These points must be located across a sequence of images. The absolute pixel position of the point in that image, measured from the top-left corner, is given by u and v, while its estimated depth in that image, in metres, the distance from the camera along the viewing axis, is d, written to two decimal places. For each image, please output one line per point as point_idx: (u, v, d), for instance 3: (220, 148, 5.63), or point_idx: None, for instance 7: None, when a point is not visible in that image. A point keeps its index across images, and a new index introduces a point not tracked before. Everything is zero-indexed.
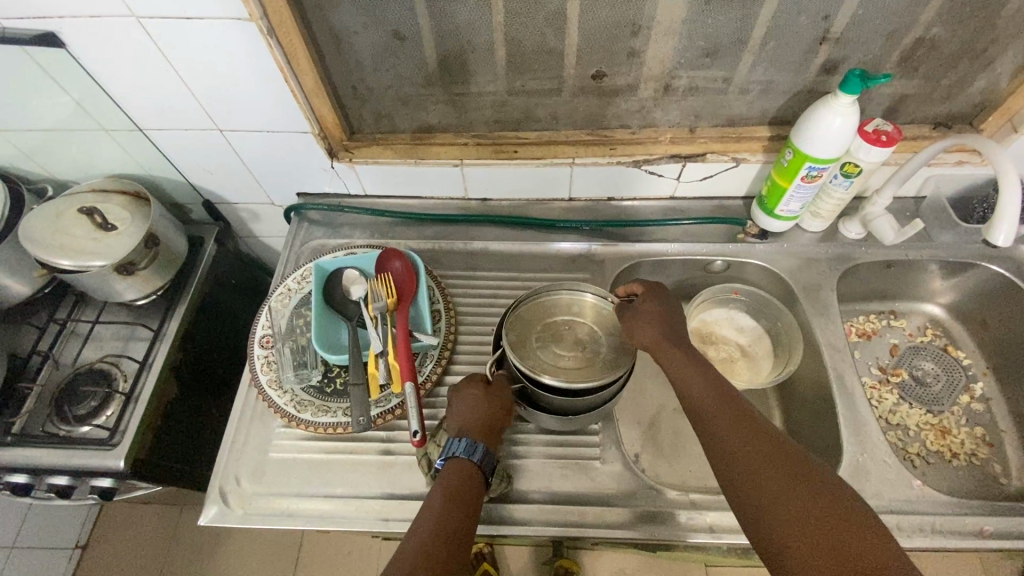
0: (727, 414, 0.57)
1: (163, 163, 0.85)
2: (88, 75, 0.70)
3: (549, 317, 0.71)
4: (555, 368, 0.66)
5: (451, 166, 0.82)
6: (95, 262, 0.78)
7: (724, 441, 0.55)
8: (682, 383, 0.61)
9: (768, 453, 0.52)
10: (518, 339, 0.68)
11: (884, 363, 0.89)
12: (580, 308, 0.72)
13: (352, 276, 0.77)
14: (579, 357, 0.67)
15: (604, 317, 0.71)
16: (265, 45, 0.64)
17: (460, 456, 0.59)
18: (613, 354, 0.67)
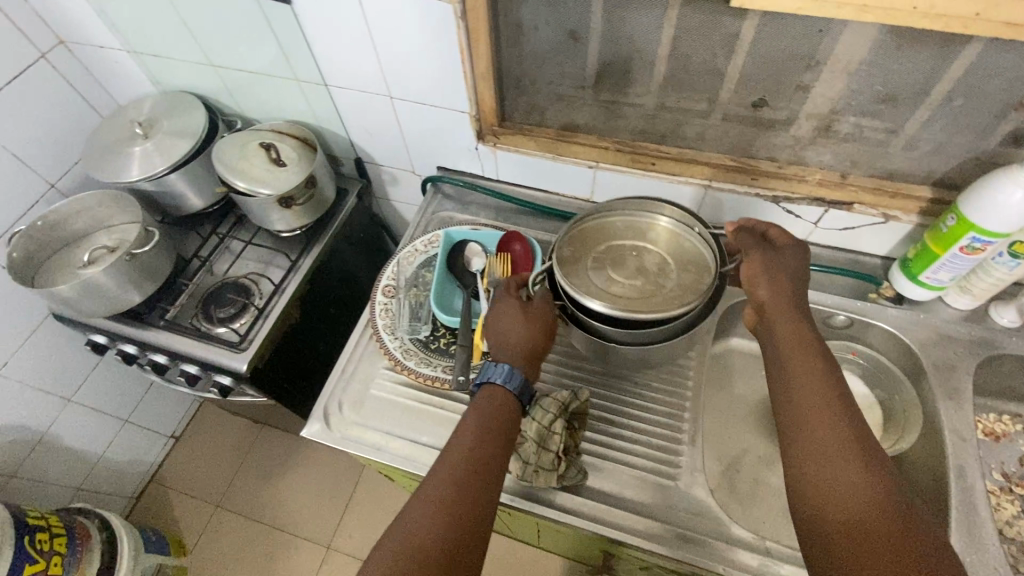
0: (823, 407, 0.52)
1: (334, 116, 0.96)
2: (300, 30, 0.80)
3: (616, 239, 0.71)
4: (604, 292, 0.65)
5: (586, 167, 0.85)
6: (264, 190, 0.90)
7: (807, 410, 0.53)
8: (788, 356, 0.57)
9: (847, 463, 0.49)
10: (572, 257, 0.68)
11: (1009, 470, 0.80)
12: (654, 236, 0.71)
13: (474, 250, 0.82)
14: (636, 285, 0.66)
15: (678, 249, 0.69)
16: (456, 26, 0.71)
17: (493, 380, 0.62)
18: (677, 289, 0.65)
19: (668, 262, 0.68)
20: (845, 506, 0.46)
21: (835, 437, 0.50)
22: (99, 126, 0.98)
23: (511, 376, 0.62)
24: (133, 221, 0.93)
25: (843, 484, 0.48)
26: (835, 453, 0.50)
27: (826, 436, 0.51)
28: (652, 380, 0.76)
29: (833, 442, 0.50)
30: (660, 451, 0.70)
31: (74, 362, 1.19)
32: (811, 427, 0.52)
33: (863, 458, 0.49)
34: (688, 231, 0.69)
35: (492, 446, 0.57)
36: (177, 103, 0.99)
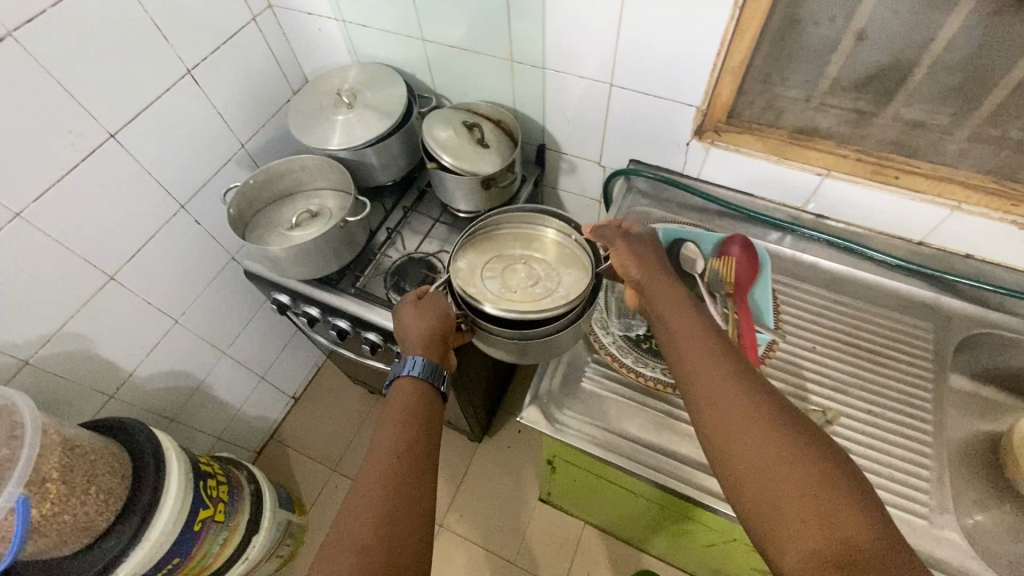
0: (728, 377, 0.54)
1: (536, 99, 0.94)
2: (541, 9, 0.79)
3: (507, 249, 0.81)
4: (498, 299, 0.74)
5: (814, 174, 0.81)
6: (468, 169, 0.89)
7: (712, 385, 0.54)
8: (680, 328, 0.60)
9: (756, 420, 0.50)
10: (468, 268, 0.78)
11: None
12: (542, 247, 0.82)
13: (691, 249, 0.78)
14: (528, 291, 0.75)
15: (563, 255, 0.80)
16: (728, 18, 0.68)
17: (403, 373, 0.68)
18: (564, 291, 0.75)
19: (553, 268, 0.79)
20: (772, 487, 0.46)
21: (738, 397, 0.52)
22: (301, 92, 1.00)
23: (415, 365, 0.69)
24: (342, 191, 0.96)
25: (753, 447, 0.49)
26: (737, 420, 0.50)
27: (737, 408, 0.51)
28: (884, 409, 0.71)
29: (733, 407, 0.51)
30: (903, 483, 0.66)
31: (233, 317, 1.23)
32: (719, 397, 0.52)
33: (776, 427, 0.49)
34: (570, 240, 0.81)
35: (415, 427, 0.63)
36: (377, 76, 1.00)
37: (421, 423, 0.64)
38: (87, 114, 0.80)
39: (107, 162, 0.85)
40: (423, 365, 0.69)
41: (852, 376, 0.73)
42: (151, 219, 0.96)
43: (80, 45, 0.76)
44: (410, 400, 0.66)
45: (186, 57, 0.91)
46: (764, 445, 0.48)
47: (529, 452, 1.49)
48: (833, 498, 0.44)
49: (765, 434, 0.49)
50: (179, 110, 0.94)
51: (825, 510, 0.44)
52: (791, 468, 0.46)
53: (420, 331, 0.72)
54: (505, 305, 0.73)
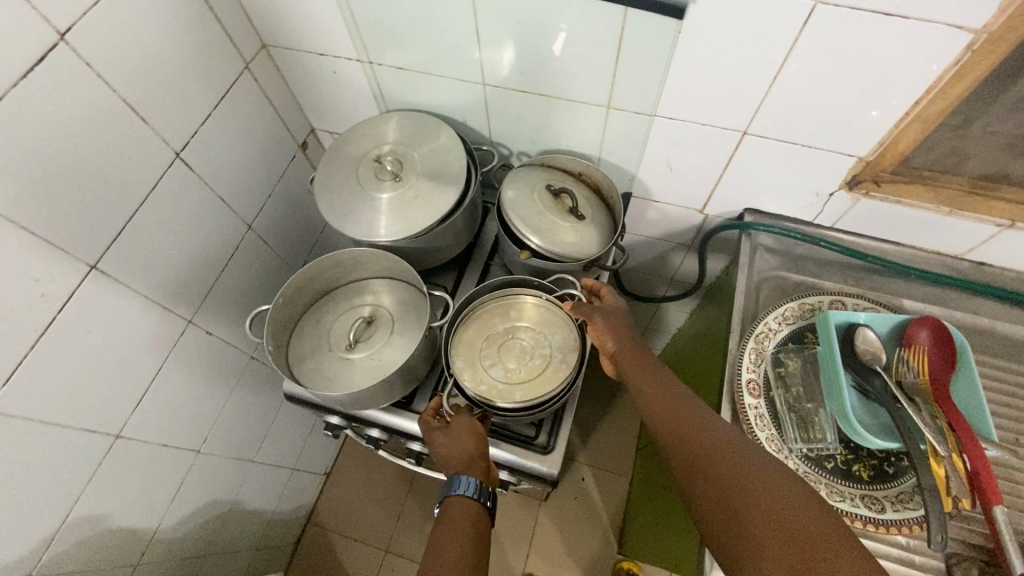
0: (687, 430, 0.51)
1: (631, 146, 0.76)
2: (667, 51, 0.60)
3: (486, 326, 0.70)
4: (505, 385, 0.65)
5: (993, 225, 0.66)
6: (565, 251, 0.70)
7: (677, 441, 0.51)
8: (643, 391, 0.58)
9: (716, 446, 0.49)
10: (459, 363, 0.66)
11: None
12: (518, 311, 0.71)
13: (870, 338, 0.65)
14: (530, 365, 0.66)
15: (542, 314, 0.70)
16: (947, 60, 0.51)
17: (446, 498, 0.60)
18: (561, 352, 0.67)
19: (536, 329, 0.69)
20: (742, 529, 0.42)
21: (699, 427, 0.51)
22: (325, 158, 0.78)
23: (466, 483, 0.60)
24: (403, 279, 0.76)
25: (712, 471, 0.47)
26: (695, 447, 0.50)
27: (701, 457, 0.49)
28: None
29: (693, 438, 0.50)
30: None
31: (258, 419, 1.03)
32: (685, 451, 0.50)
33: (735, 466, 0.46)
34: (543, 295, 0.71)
35: (467, 548, 0.54)
36: (419, 129, 0.78)
37: (471, 544, 0.55)
38: (55, 248, 0.57)
39: (93, 302, 0.63)
40: (472, 486, 0.60)
41: None
42: (154, 350, 0.74)
43: (33, 159, 0.53)
44: (459, 524, 0.57)
45: (172, 137, 0.68)
46: (726, 467, 0.47)
47: (598, 500, 1.36)
48: (794, 505, 0.42)
49: (726, 456, 0.47)
50: (173, 208, 0.71)
51: (791, 539, 0.39)
52: (748, 481, 0.44)
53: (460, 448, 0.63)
54: (517, 390, 0.64)
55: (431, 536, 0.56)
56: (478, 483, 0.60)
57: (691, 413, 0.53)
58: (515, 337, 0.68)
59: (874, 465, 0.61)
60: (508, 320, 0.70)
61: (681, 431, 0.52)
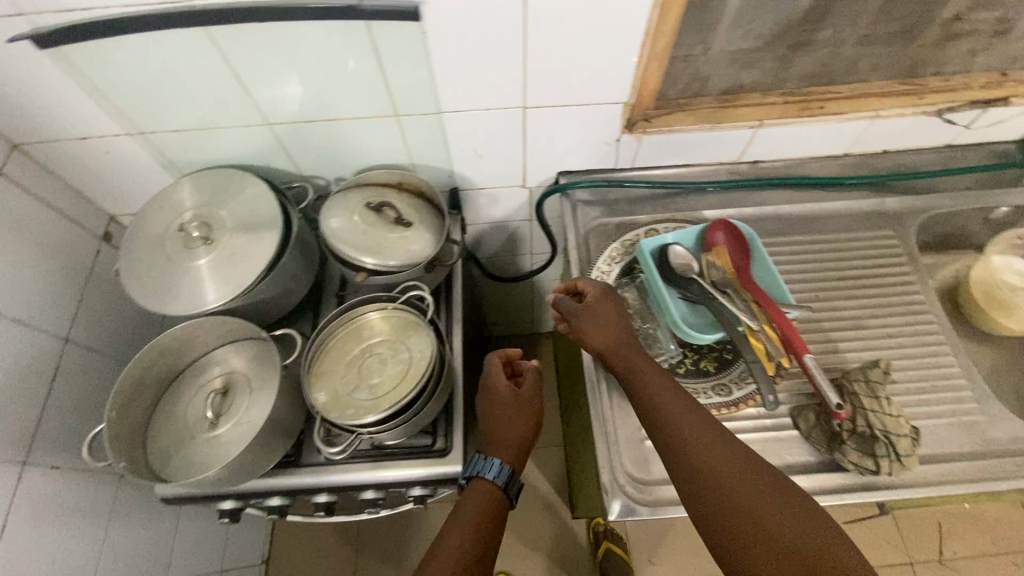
0: (718, 469, 0.52)
1: (435, 146, 0.79)
2: (422, 52, 0.63)
3: (343, 353, 0.67)
4: (372, 401, 0.62)
5: (747, 128, 0.77)
6: (402, 260, 0.71)
7: (701, 477, 0.52)
8: (661, 415, 0.57)
9: (731, 471, 0.51)
10: (323, 397, 0.63)
11: None
12: (370, 327, 0.68)
13: (680, 253, 0.74)
14: (393, 374, 0.64)
15: (393, 322, 0.68)
16: (650, 4, 0.59)
17: (484, 476, 0.66)
18: (421, 351, 0.65)
19: (392, 338, 0.67)
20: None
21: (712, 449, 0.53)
22: (125, 244, 0.72)
23: (497, 471, 0.66)
24: (250, 338, 0.73)
25: (744, 513, 0.49)
26: (725, 485, 0.51)
27: (727, 494, 0.50)
28: (900, 329, 0.74)
29: (728, 491, 0.50)
30: (948, 393, 0.70)
31: (155, 535, 0.94)
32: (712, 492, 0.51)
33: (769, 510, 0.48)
34: (389, 304, 0.69)
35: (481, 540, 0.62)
36: (220, 184, 0.75)
37: (484, 534, 0.62)
38: None
39: None
40: (500, 476, 0.66)
41: (863, 308, 0.75)
42: None
43: None
44: (485, 503, 0.65)
45: None
46: (758, 514, 0.48)
47: (541, 477, 1.40)
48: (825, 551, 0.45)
49: (759, 502, 0.49)
50: None
51: None
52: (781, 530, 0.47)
53: (512, 427, 0.69)
54: (384, 401, 0.62)
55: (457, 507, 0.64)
56: (507, 478, 0.66)
57: (718, 445, 0.54)
58: (373, 351, 0.66)
59: (715, 356, 0.71)
60: (365, 339, 0.68)
61: (710, 467, 0.52)
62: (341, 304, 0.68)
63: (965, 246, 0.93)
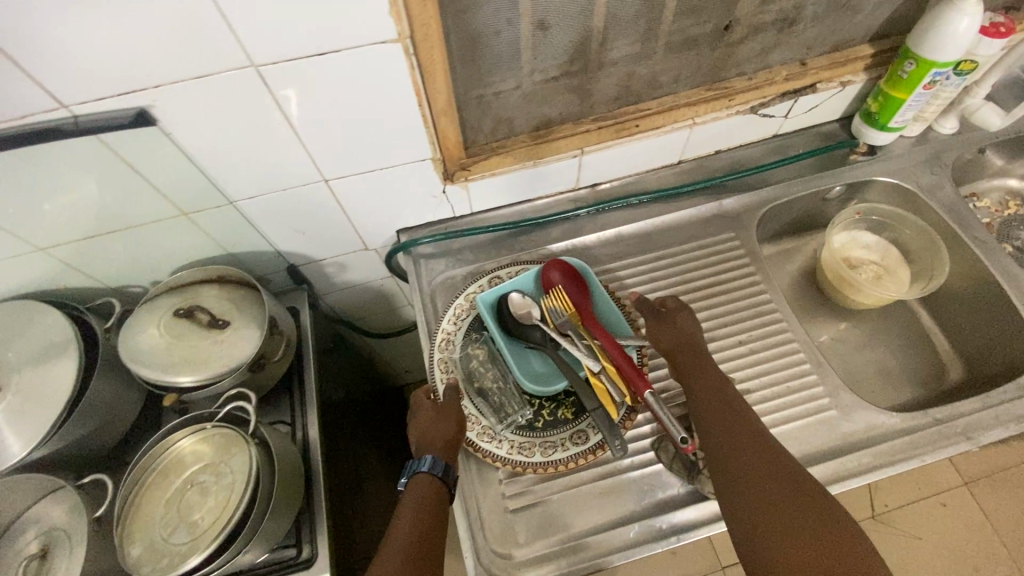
0: (742, 444, 0.56)
1: (247, 234, 0.73)
2: (180, 152, 0.57)
3: (164, 488, 0.61)
4: (193, 540, 0.58)
5: (570, 157, 0.76)
6: (219, 369, 0.65)
7: (726, 447, 0.56)
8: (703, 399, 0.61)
9: (744, 441, 0.56)
10: (141, 546, 0.58)
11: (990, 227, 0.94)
12: (191, 452, 0.63)
13: (518, 300, 0.71)
14: (215, 506, 0.59)
15: (215, 442, 0.63)
16: (406, 66, 0.55)
17: (421, 471, 0.60)
18: (243, 473, 0.60)
19: (214, 461, 0.62)
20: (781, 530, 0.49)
21: (732, 423, 0.58)
22: None
23: (434, 462, 0.61)
24: (56, 491, 0.64)
25: (764, 479, 0.52)
26: (748, 452, 0.55)
27: (749, 464, 0.54)
28: (751, 332, 0.75)
29: (754, 457, 0.54)
30: (800, 392, 0.70)
31: None
32: (733, 458, 0.55)
33: (784, 482, 0.52)
34: (209, 425, 0.64)
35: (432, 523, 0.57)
36: (11, 321, 0.68)
37: (431, 522, 0.57)
38: None
39: None
40: (441, 469, 0.60)
41: (713, 320, 0.75)
42: None
43: None
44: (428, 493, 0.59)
45: None
46: (778, 483, 0.52)
47: None
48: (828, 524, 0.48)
49: (777, 475, 0.53)
50: None
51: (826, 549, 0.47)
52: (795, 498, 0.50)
53: (438, 424, 0.64)
54: (205, 540, 0.57)
55: (399, 513, 0.57)
56: (447, 466, 0.61)
57: (748, 426, 0.58)
58: (194, 481, 0.61)
59: (572, 402, 0.67)
60: (187, 468, 0.62)
61: (735, 441, 0.56)
62: (152, 437, 0.63)
63: (818, 227, 0.94)
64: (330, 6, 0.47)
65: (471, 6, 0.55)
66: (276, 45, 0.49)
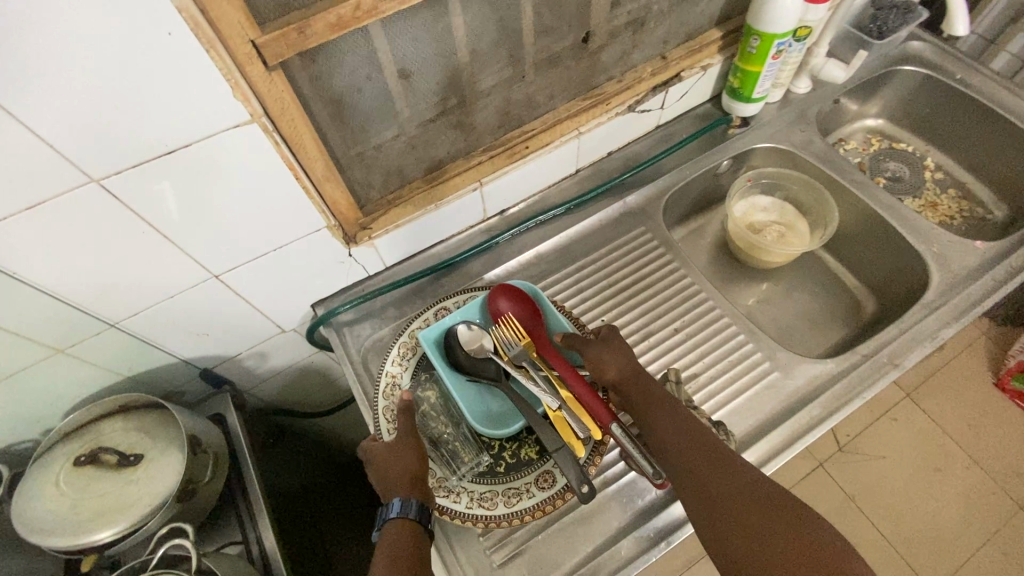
0: (705, 462, 0.54)
1: (143, 352, 0.66)
2: (34, 288, 0.51)
3: None
4: None
5: (471, 191, 0.75)
6: (142, 513, 0.58)
7: (690, 469, 0.54)
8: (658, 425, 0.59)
9: (704, 458, 0.55)
10: None
11: (863, 165, 1.03)
12: None
13: (465, 332, 0.69)
14: None
15: None
16: (271, 144, 0.52)
17: (393, 517, 0.56)
18: None
19: None
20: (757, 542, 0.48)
21: (689, 442, 0.56)
22: None
23: (405, 505, 0.57)
24: None
25: (729, 493, 0.52)
26: (713, 468, 0.54)
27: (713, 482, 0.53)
28: (683, 318, 0.77)
29: (719, 472, 0.53)
30: (742, 363, 0.73)
31: None
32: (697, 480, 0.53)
33: (749, 493, 0.51)
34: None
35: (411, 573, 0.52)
36: None
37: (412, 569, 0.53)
38: None
39: None
40: (415, 511, 0.57)
41: (645, 316, 0.77)
42: None
43: None
44: (404, 542, 0.55)
45: None
46: (741, 493, 0.51)
47: None
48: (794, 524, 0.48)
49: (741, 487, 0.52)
50: None
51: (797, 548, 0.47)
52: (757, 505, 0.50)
53: (403, 463, 0.60)
54: None
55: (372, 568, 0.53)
56: (421, 506, 0.57)
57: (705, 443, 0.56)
58: None
59: (534, 441, 0.65)
60: None
61: (696, 460, 0.55)
62: None
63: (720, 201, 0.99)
64: (166, 104, 0.44)
65: (325, 69, 0.53)
66: (115, 152, 0.45)
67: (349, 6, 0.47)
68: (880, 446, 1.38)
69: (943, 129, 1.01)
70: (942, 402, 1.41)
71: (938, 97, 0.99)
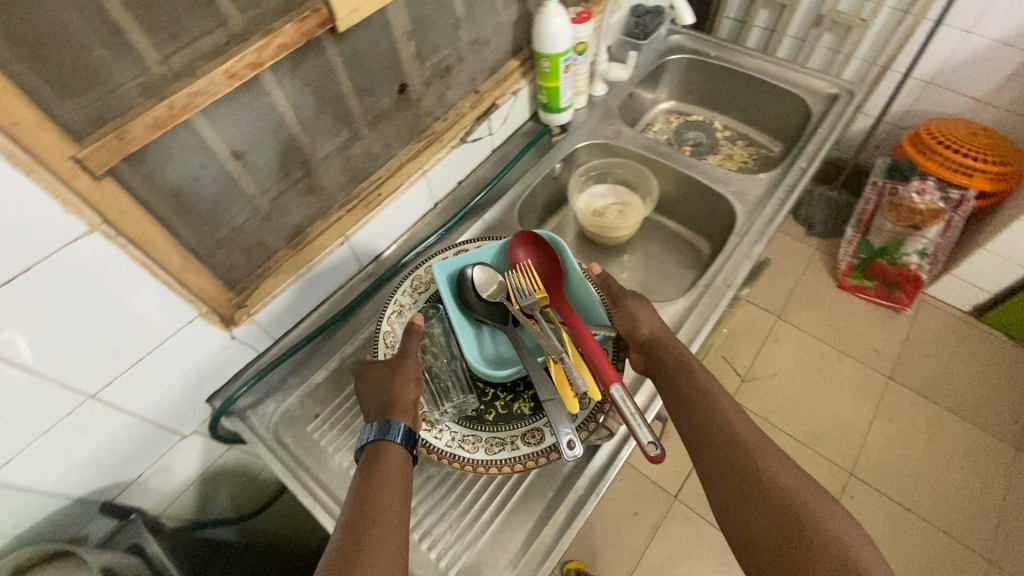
0: (729, 441, 0.58)
1: (25, 503, 0.61)
2: None
3: None
4: None
5: (338, 246, 0.80)
6: None
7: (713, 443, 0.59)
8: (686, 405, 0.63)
9: (727, 439, 0.59)
10: None
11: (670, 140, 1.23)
12: None
13: (480, 276, 0.78)
14: None
15: None
16: (117, 247, 0.54)
17: (377, 438, 0.59)
18: None
19: None
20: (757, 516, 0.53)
21: (717, 422, 0.60)
22: None
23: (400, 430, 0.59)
24: None
25: (743, 468, 0.56)
26: (733, 445, 0.58)
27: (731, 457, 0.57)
28: None
29: (740, 449, 0.57)
30: None
31: None
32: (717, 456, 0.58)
33: (762, 472, 0.55)
34: None
35: (396, 492, 0.55)
36: None
37: (397, 489, 0.55)
38: None
39: None
40: (405, 436, 0.60)
41: None
42: None
43: None
44: (389, 465, 0.57)
45: None
46: (755, 469, 0.56)
47: None
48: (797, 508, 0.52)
49: (756, 465, 0.56)
50: None
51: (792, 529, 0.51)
52: (769, 483, 0.54)
53: (393, 390, 0.64)
54: None
55: (358, 478, 0.56)
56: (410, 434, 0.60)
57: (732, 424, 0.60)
58: None
59: (529, 396, 0.71)
60: None
61: (721, 437, 0.59)
62: None
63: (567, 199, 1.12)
64: None
65: (157, 168, 0.57)
66: None
67: (164, 107, 0.51)
68: (771, 366, 1.58)
69: (717, 98, 1.24)
70: (811, 308, 1.66)
71: (705, 75, 1.22)
